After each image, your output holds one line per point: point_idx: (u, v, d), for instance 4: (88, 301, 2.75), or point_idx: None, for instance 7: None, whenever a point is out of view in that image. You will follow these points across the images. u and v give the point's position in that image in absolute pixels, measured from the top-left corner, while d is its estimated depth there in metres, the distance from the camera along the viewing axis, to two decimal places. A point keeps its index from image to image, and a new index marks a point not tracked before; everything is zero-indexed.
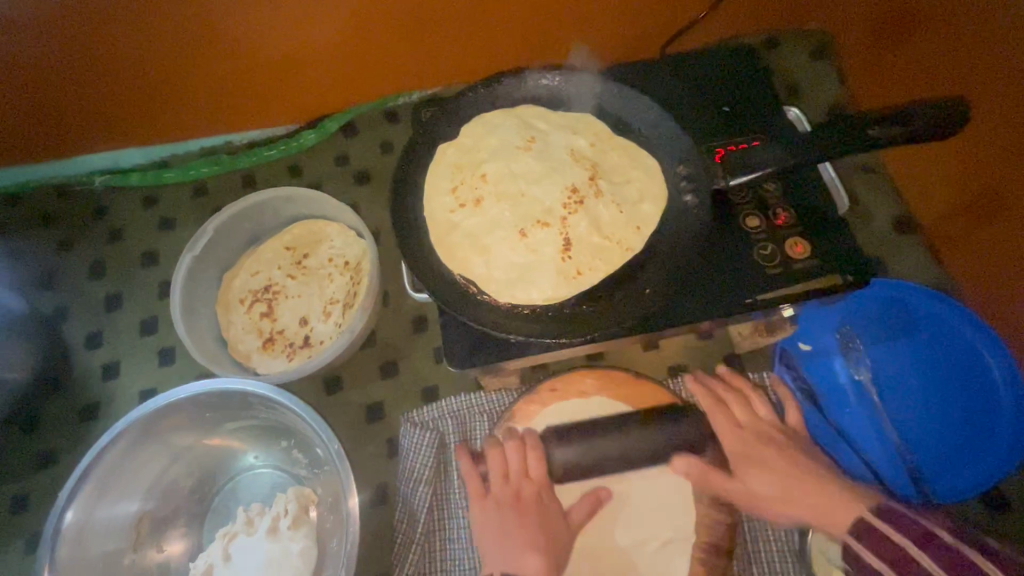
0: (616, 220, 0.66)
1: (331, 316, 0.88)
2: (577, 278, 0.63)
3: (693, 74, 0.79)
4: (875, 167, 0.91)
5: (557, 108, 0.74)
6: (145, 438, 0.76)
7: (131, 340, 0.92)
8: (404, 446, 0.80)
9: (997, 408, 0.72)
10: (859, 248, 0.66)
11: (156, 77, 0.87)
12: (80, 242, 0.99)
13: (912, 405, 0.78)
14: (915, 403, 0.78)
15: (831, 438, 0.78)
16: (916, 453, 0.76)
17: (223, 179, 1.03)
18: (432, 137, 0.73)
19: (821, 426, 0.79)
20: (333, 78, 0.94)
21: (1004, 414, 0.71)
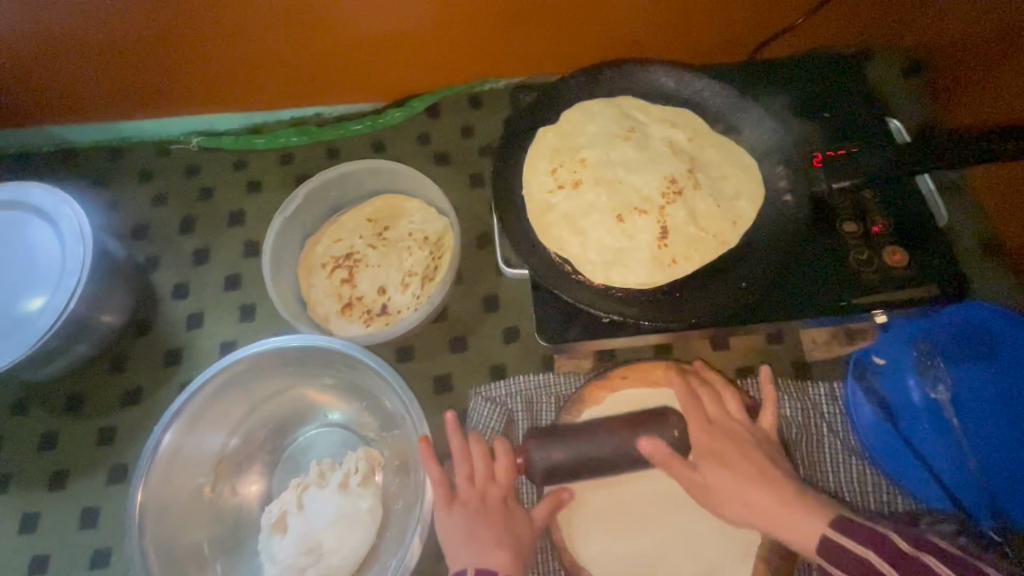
0: (714, 213, 0.67)
1: (408, 287, 0.90)
2: (671, 266, 0.64)
3: (792, 79, 0.79)
4: (963, 187, 0.90)
5: (656, 102, 0.76)
6: (231, 385, 0.79)
7: (216, 294, 0.97)
8: (473, 418, 0.82)
9: None
10: (958, 262, 0.66)
11: (264, 44, 0.91)
12: (173, 198, 1.05)
13: (991, 429, 0.76)
14: (995, 426, 0.76)
15: (903, 456, 0.76)
16: (994, 479, 0.74)
17: (310, 149, 1.07)
18: (532, 121, 0.76)
19: (893, 443, 0.77)
20: (426, 59, 0.97)
21: None
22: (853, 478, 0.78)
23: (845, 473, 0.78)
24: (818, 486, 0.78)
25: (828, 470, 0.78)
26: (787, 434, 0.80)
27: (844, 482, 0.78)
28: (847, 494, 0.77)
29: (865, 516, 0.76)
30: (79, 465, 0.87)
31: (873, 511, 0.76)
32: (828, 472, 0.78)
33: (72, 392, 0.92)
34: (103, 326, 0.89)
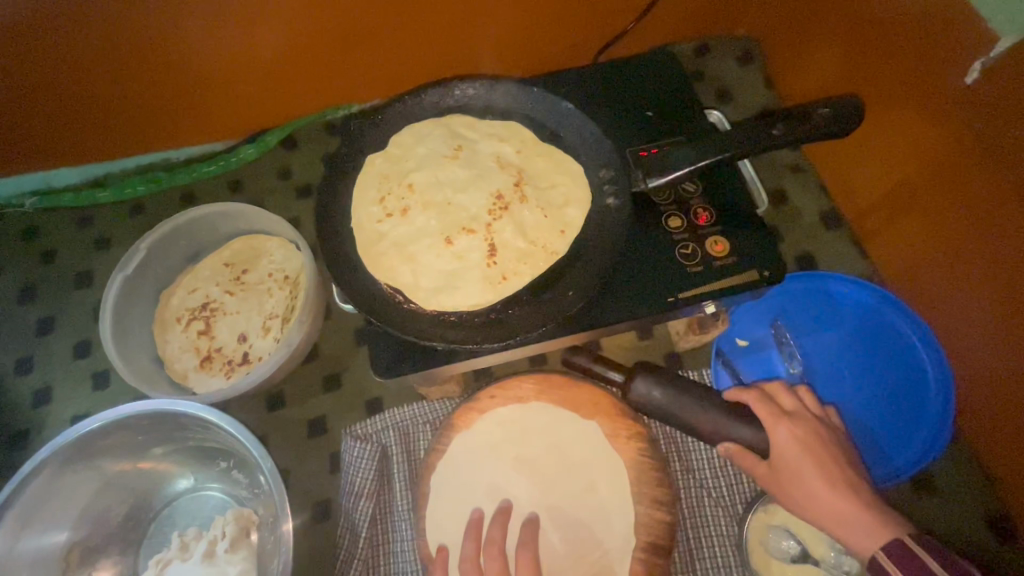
0: (540, 225, 0.67)
1: (270, 331, 0.87)
2: (502, 283, 0.64)
3: (618, 83, 0.82)
4: (804, 166, 0.94)
5: (485, 117, 0.75)
6: (74, 464, 0.73)
7: (64, 365, 0.90)
8: (345, 460, 0.79)
9: (924, 390, 0.77)
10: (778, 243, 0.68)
11: (81, 92, 0.85)
12: (11, 266, 0.96)
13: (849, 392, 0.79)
14: (852, 390, 0.79)
15: None
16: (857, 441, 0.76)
17: (162, 197, 1.01)
18: (361, 149, 0.73)
19: None
20: (269, 93, 0.93)
21: (931, 393, 0.76)
22: (727, 462, 0.79)
23: (718, 459, 0.79)
24: (693, 475, 0.79)
25: (702, 458, 0.80)
26: (659, 428, 0.81)
27: (718, 466, 0.79)
28: (722, 478, 0.79)
29: (739, 498, 0.78)
30: None
31: (748, 491, 0.78)
32: (701, 459, 0.80)
33: None
34: None
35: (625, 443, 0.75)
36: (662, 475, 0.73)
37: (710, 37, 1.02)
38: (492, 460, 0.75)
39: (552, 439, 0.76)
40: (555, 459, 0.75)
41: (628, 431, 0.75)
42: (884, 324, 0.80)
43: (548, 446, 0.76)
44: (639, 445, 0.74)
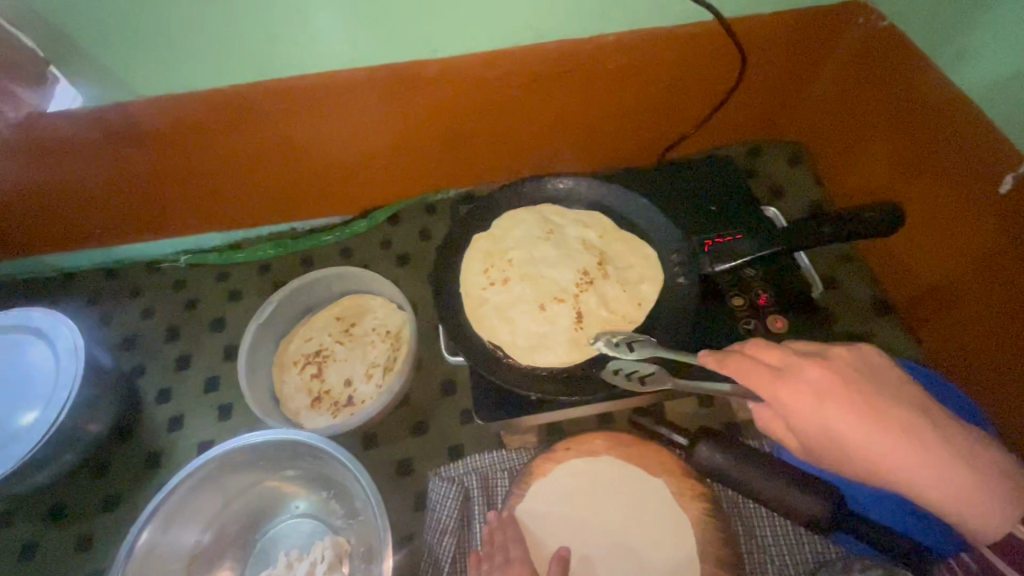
0: (621, 297, 0.79)
1: (372, 378, 1.00)
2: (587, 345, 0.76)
3: (683, 181, 0.96)
4: (854, 256, 1.03)
5: (572, 207, 0.90)
6: (207, 482, 0.85)
7: (195, 397, 1.05)
8: (431, 498, 0.88)
9: None
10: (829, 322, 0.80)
11: (244, 178, 1.06)
12: (160, 310, 1.15)
13: None
14: None
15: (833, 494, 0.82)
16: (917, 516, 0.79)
17: (286, 259, 1.20)
18: (468, 229, 0.89)
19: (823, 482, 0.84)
20: (385, 178, 1.13)
21: None
22: (789, 531, 0.84)
23: (780, 526, 0.84)
24: (756, 541, 0.84)
25: (765, 526, 0.84)
26: (721, 491, 0.87)
27: (780, 534, 0.84)
28: (784, 546, 0.83)
29: (802, 568, 0.81)
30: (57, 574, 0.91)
31: (810, 561, 0.81)
32: (764, 526, 0.85)
33: (54, 501, 0.97)
34: (86, 437, 0.95)
35: (690, 502, 0.81)
36: (725, 535, 0.78)
37: (762, 141, 1.16)
38: (566, 510, 0.82)
39: (621, 495, 0.83)
40: (624, 514, 0.81)
41: (693, 490, 0.81)
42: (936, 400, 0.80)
43: (618, 502, 0.82)
44: (703, 504, 0.80)
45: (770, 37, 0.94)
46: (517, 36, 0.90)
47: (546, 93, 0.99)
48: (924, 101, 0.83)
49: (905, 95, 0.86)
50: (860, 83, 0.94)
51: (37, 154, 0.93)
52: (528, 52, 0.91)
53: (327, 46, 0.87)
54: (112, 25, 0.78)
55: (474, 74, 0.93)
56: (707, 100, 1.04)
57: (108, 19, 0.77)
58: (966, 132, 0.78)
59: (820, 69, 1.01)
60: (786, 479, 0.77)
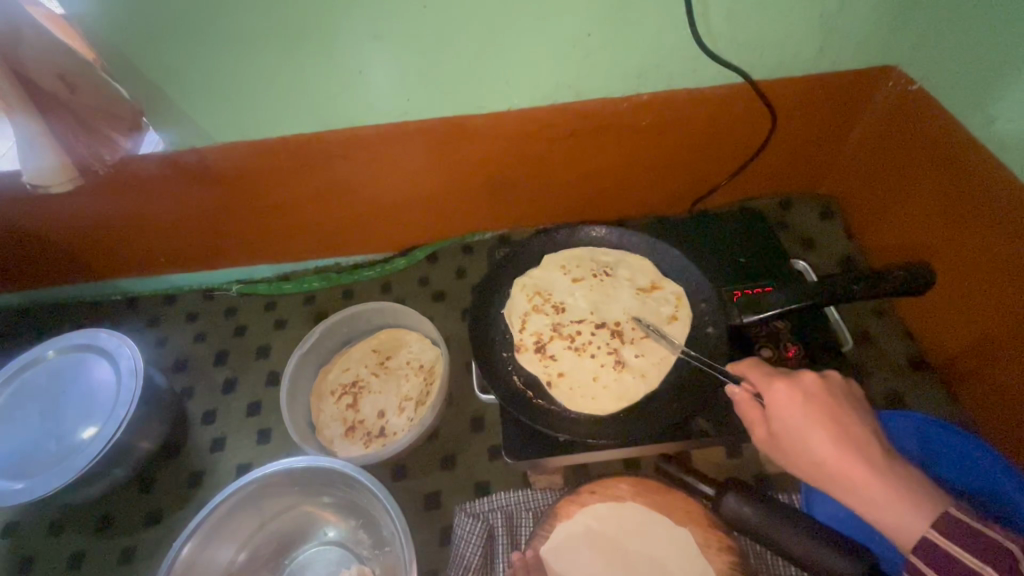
0: (612, 388, 0.79)
1: (404, 411, 1.04)
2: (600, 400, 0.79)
3: (715, 231, 0.99)
4: (887, 310, 1.03)
5: (605, 253, 0.94)
6: (245, 503, 0.89)
7: (238, 420, 1.11)
8: (456, 533, 0.90)
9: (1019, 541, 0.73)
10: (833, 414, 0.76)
11: (297, 216, 1.14)
12: (212, 335, 1.23)
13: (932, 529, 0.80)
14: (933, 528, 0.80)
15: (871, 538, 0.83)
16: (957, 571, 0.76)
17: (329, 291, 1.27)
18: (503, 272, 0.94)
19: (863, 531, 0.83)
20: (427, 219, 1.19)
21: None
22: None
23: None
24: None
25: None
26: (750, 548, 0.86)
27: None
28: None
29: None
30: None
31: None
32: None
33: (102, 513, 1.02)
34: (138, 452, 1.01)
35: (717, 554, 0.80)
36: None
37: (793, 193, 1.19)
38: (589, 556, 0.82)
39: (646, 543, 0.82)
40: (647, 564, 0.81)
41: (719, 543, 0.81)
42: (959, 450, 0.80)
43: (641, 550, 0.82)
44: (730, 558, 0.80)
45: (801, 97, 0.98)
46: (557, 95, 0.96)
47: (583, 146, 1.04)
48: (958, 163, 0.84)
49: (936, 156, 0.88)
50: (891, 142, 0.97)
51: (121, 192, 1.04)
52: (567, 109, 0.97)
53: (383, 101, 0.95)
54: (201, 81, 0.88)
55: (516, 127, 1.00)
56: (740, 153, 1.08)
57: (197, 78, 0.88)
58: (999, 194, 0.78)
59: (850, 128, 1.04)
60: (816, 537, 0.76)
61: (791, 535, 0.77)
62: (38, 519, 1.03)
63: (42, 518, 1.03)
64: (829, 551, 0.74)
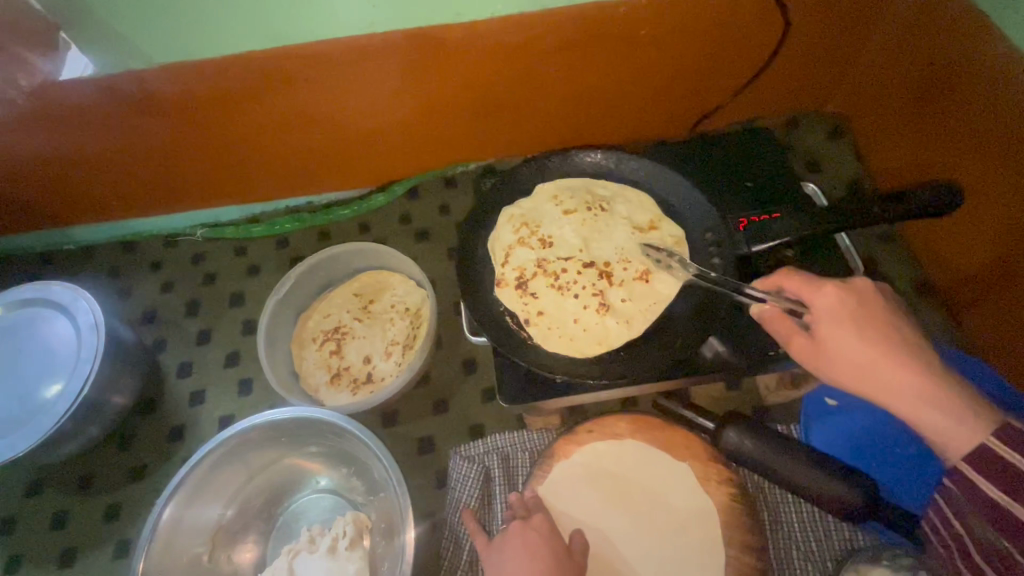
0: (593, 332, 0.74)
1: (391, 355, 0.99)
2: (576, 344, 0.74)
3: (721, 155, 0.91)
4: (893, 235, 0.99)
5: (602, 180, 0.86)
6: (229, 457, 0.85)
7: (217, 371, 1.05)
8: (452, 477, 0.88)
9: None
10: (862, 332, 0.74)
11: (259, 150, 1.03)
12: (180, 284, 1.15)
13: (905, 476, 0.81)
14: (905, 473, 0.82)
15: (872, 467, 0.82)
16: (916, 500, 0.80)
17: (303, 233, 1.18)
18: (492, 205, 0.86)
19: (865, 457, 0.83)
20: (403, 150, 1.09)
21: None
22: (817, 518, 0.81)
23: (807, 513, 0.82)
24: (781, 527, 0.82)
25: (791, 512, 0.82)
26: (748, 478, 0.85)
27: (809, 523, 0.81)
28: (812, 535, 0.81)
29: (830, 555, 0.79)
30: (87, 542, 0.93)
31: (839, 550, 0.79)
32: (790, 513, 0.83)
33: (82, 471, 0.99)
34: (112, 409, 0.96)
35: (716, 487, 0.79)
36: (751, 520, 0.77)
37: (799, 111, 1.10)
38: (590, 492, 0.81)
39: (644, 478, 0.81)
40: (646, 496, 0.80)
41: (719, 476, 0.79)
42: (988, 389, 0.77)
43: (640, 484, 0.81)
44: (730, 490, 0.79)
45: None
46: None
47: (576, 60, 0.93)
48: (983, 72, 0.77)
49: (958, 64, 0.80)
50: (910, 50, 0.88)
51: (54, 126, 0.92)
52: (557, 17, 0.86)
53: (343, 10, 0.82)
54: None
55: (501, 41, 0.88)
56: (745, 68, 0.98)
57: None
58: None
59: (868, 36, 0.94)
60: (818, 465, 0.75)
61: (797, 465, 0.76)
62: (15, 480, 0.99)
63: (19, 479, 0.99)
64: (834, 478, 0.74)
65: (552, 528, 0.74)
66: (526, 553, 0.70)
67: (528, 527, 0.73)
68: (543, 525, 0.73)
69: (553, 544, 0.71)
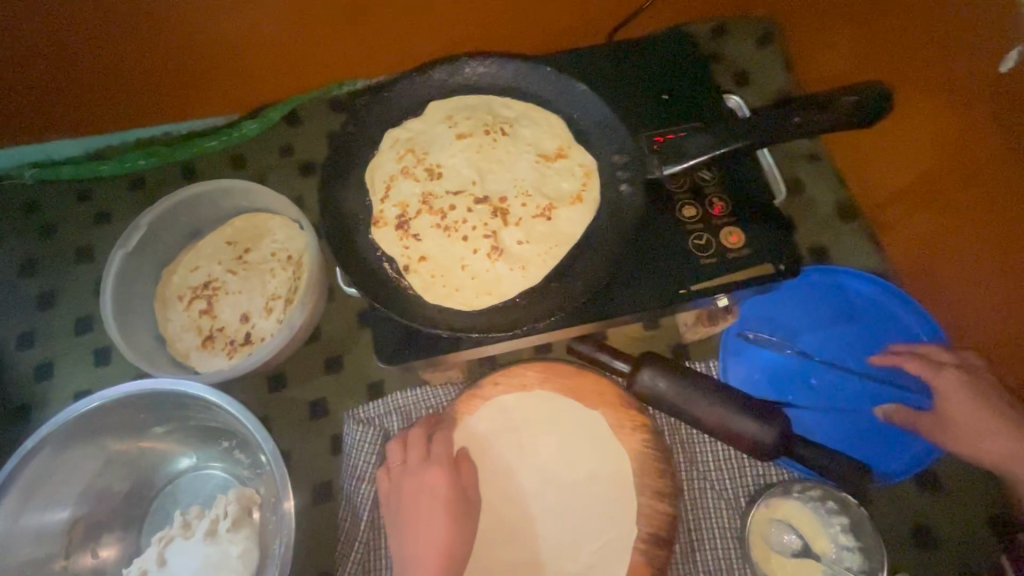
0: (482, 280, 0.64)
1: (272, 312, 0.85)
2: (462, 293, 0.63)
3: (638, 64, 0.79)
4: (822, 154, 0.91)
5: (501, 96, 0.73)
6: (74, 443, 0.74)
7: (66, 340, 0.89)
8: (348, 443, 0.79)
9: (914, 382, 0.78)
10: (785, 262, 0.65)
11: (75, 66, 0.82)
12: (10, 239, 0.95)
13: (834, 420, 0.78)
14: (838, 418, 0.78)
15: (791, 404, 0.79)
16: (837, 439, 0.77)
17: (163, 171, 0.98)
18: (367, 128, 0.71)
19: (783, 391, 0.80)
20: (268, 69, 0.89)
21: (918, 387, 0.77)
22: (732, 457, 0.78)
23: (721, 451, 0.78)
24: (697, 467, 0.78)
25: (707, 453, 0.79)
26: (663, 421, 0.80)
27: (724, 462, 0.78)
28: (727, 473, 0.78)
29: (742, 491, 0.77)
30: None
31: (752, 486, 0.77)
32: (706, 452, 0.79)
33: None
34: None
35: (630, 434, 0.74)
36: (665, 466, 0.73)
37: (729, 14, 0.98)
38: (499, 449, 0.74)
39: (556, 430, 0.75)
40: (556, 449, 0.74)
41: (633, 423, 0.74)
42: (913, 342, 0.79)
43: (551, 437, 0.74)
44: (643, 437, 0.74)
45: None
46: None
47: None
48: None
49: None
50: None
51: None
52: None
53: None
54: None
55: None
56: None
57: None
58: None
59: None
60: (734, 404, 0.71)
61: (715, 405, 0.71)
62: None
63: None
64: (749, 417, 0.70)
65: (460, 481, 0.70)
66: (433, 507, 0.68)
67: (435, 477, 0.69)
68: (450, 478, 0.69)
69: (462, 497, 0.69)
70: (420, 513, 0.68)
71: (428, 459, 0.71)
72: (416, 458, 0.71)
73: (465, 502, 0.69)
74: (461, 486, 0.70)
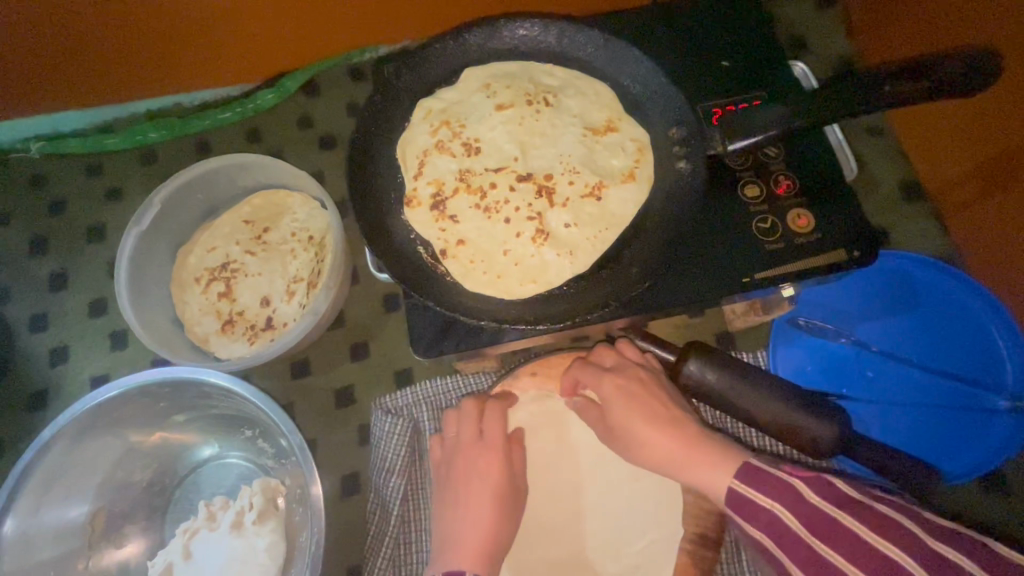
0: (526, 266, 0.58)
1: (294, 296, 0.81)
2: (504, 281, 0.58)
3: (690, 26, 0.72)
4: (883, 128, 0.84)
5: (543, 62, 0.66)
6: (91, 432, 0.72)
7: (81, 323, 0.86)
8: (377, 434, 0.75)
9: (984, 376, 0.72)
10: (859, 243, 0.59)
11: (73, 34, 0.75)
12: (19, 216, 0.91)
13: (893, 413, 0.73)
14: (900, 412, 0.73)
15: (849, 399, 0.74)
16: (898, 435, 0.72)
17: (174, 144, 0.93)
18: (397, 98, 0.65)
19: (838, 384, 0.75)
20: (282, 36, 0.83)
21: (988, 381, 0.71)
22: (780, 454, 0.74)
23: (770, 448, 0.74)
24: None
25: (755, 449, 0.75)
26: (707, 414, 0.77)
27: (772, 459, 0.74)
28: None
29: None
30: None
31: None
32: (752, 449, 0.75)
33: None
34: None
35: None
36: None
37: None
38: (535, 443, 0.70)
39: None
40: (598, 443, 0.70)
41: None
42: (982, 332, 0.72)
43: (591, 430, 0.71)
44: None
45: None
46: None
47: None
48: None
49: None
50: None
51: None
52: None
53: None
54: None
55: None
56: None
57: None
58: None
59: None
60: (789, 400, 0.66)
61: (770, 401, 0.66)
62: None
63: None
64: (808, 416, 0.65)
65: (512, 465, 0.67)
66: (482, 485, 0.65)
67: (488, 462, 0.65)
68: (504, 461, 0.66)
69: (513, 483, 0.66)
70: (467, 489, 0.65)
71: (482, 440, 0.66)
72: (470, 434, 0.67)
73: (516, 491, 0.66)
74: (512, 471, 0.66)
